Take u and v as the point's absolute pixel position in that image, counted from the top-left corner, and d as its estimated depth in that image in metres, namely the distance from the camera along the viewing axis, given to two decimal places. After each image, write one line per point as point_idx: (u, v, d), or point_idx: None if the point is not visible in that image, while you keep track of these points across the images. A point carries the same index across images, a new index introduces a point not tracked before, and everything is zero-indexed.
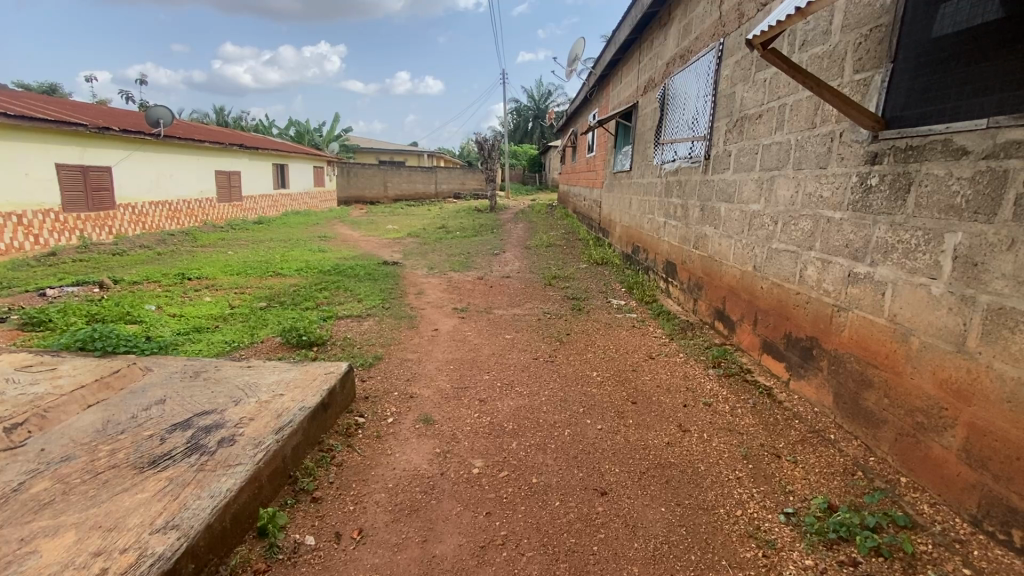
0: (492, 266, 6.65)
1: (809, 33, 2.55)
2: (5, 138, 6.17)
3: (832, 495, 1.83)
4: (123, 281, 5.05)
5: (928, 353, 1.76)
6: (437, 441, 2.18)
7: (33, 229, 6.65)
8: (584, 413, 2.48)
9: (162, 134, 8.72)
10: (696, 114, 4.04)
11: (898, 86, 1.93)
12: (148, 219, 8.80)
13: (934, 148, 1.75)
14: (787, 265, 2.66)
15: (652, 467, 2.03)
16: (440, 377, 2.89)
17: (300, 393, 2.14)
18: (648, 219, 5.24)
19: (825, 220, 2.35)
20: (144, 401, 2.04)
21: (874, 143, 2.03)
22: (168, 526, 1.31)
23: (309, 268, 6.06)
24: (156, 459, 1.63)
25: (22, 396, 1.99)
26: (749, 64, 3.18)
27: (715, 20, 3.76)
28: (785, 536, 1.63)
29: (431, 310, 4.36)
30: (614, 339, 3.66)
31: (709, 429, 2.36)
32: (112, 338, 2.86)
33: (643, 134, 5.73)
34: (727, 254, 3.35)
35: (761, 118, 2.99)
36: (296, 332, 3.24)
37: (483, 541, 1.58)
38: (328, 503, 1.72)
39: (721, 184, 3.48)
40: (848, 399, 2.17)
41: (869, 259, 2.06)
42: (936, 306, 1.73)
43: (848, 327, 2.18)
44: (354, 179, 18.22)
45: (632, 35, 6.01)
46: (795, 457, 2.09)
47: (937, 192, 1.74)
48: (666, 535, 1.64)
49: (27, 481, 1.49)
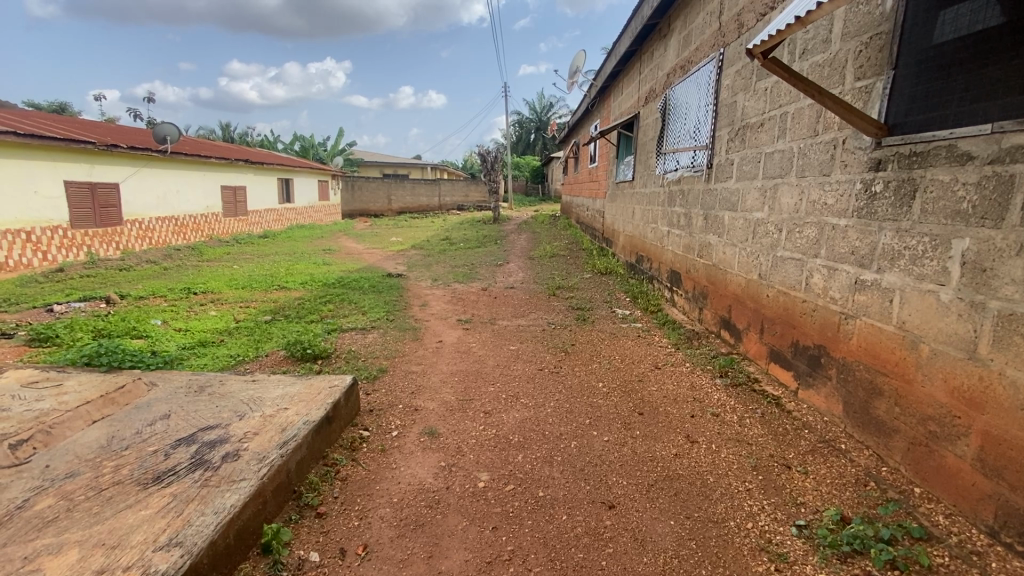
0: (496, 277, 6.65)
1: (809, 42, 2.56)
2: (13, 157, 6.24)
3: (845, 506, 1.80)
4: (129, 297, 5.07)
5: (938, 361, 1.75)
6: (442, 455, 2.16)
7: (41, 246, 6.73)
8: (590, 425, 2.45)
9: (167, 150, 8.82)
10: (698, 124, 4.06)
11: (900, 93, 1.93)
12: (155, 235, 8.88)
13: (939, 154, 1.74)
14: (792, 273, 2.65)
15: (660, 480, 2.00)
16: (445, 389, 2.87)
17: (304, 408, 2.13)
18: (652, 228, 5.24)
19: (830, 227, 2.34)
20: (148, 417, 2.03)
21: (877, 149, 2.02)
22: (172, 544, 1.29)
23: (313, 281, 6.08)
24: (160, 476, 1.61)
25: (28, 413, 1.99)
26: (750, 74, 3.19)
27: (715, 30, 3.80)
28: (798, 549, 1.60)
29: (435, 322, 4.37)
30: (620, 349, 3.64)
31: (717, 440, 2.33)
32: (117, 353, 2.88)
33: (645, 143, 5.76)
34: (732, 263, 3.34)
35: (763, 126, 3.00)
36: (300, 345, 3.25)
37: (489, 556, 1.55)
38: (333, 519, 1.70)
39: (724, 192, 3.48)
40: (858, 408, 2.15)
41: (876, 266, 2.05)
42: (945, 312, 1.72)
43: (857, 335, 2.16)
44: (358, 192, 18.39)
45: (633, 47, 6.08)
46: (806, 468, 2.06)
47: (943, 198, 1.73)
48: (676, 549, 1.61)
49: (31, 498, 1.48)
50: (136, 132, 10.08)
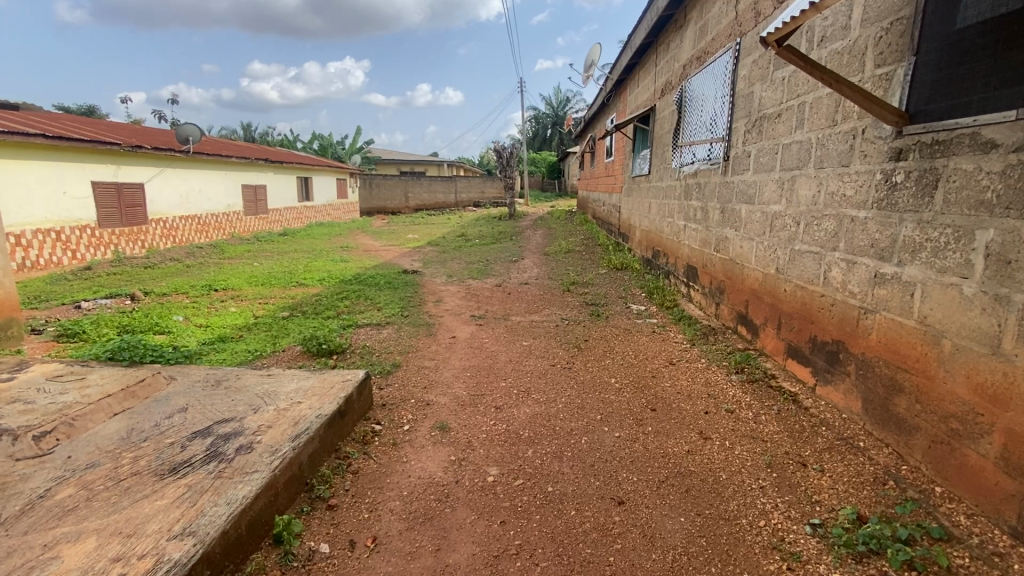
0: (510, 273, 6.66)
1: (828, 29, 2.49)
2: (42, 158, 6.46)
3: (861, 505, 1.76)
4: (152, 293, 5.23)
5: (960, 356, 1.69)
6: (453, 449, 2.17)
7: (70, 245, 6.96)
8: (601, 421, 2.44)
9: (189, 150, 9.02)
10: (714, 116, 3.99)
11: (921, 80, 1.87)
12: (178, 234, 9.10)
13: (961, 142, 1.69)
14: (811, 266, 2.59)
15: (672, 476, 1.98)
16: (457, 384, 2.89)
17: (317, 401, 2.16)
18: (668, 222, 5.17)
19: (849, 220, 2.28)
20: (167, 410, 2.08)
21: (898, 139, 1.96)
22: (185, 533, 1.33)
23: (330, 277, 6.17)
24: (176, 467, 1.66)
25: (52, 406, 2.05)
26: (767, 63, 3.12)
27: (732, 20, 3.72)
28: (811, 548, 1.57)
29: (449, 318, 4.39)
30: (633, 345, 3.60)
31: (731, 436, 2.29)
32: (139, 348, 2.97)
33: (660, 137, 5.67)
34: (750, 257, 3.27)
35: (780, 117, 2.93)
36: (316, 340, 3.30)
37: (497, 550, 1.56)
38: (343, 511, 1.73)
39: (741, 185, 3.42)
40: (877, 405, 2.09)
41: (897, 259, 1.99)
42: (968, 306, 1.66)
43: (876, 329, 2.10)
44: (376, 190, 18.60)
45: (649, 38, 6.00)
46: (822, 466, 2.02)
47: (965, 187, 1.67)
48: (686, 546, 1.59)
49: (53, 488, 1.53)
50: (159, 133, 10.34)
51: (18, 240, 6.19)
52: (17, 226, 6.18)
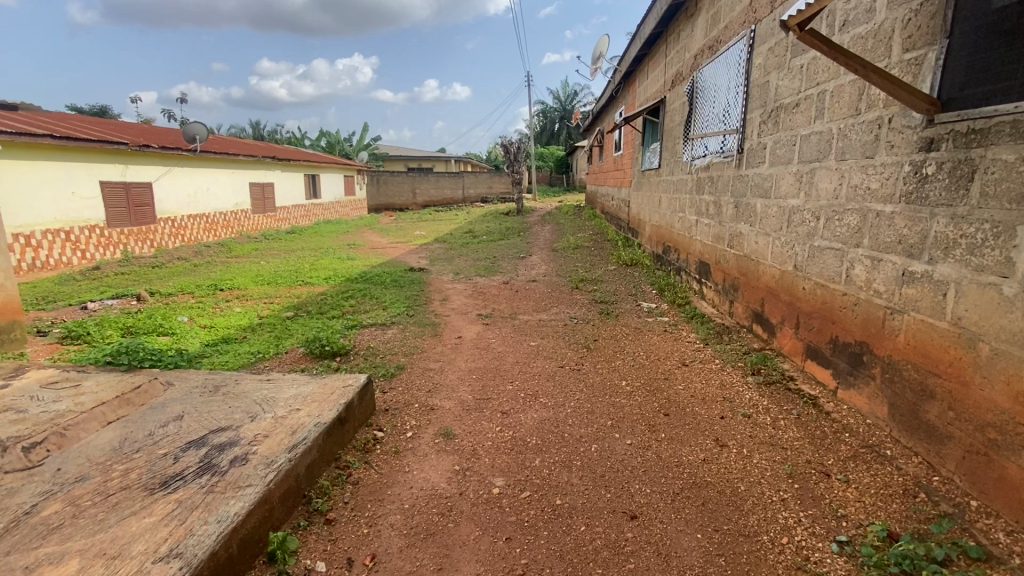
0: (518, 270, 6.56)
1: (851, 12, 2.35)
2: (51, 159, 6.49)
3: (891, 521, 1.65)
4: (158, 293, 5.20)
5: (1000, 362, 1.57)
6: (457, 458, 2.09)
7: (80, 245, 6.98)
8: (612, 427, 2.34)
9: (197, 150, 9.01)
10: (727, 107, 3.85)
11: (956, 63, 1.74)
12: (187, 232, 9.12)
13: (1001, 130, 1.56)
14: (832, 264, 2.46)
15: (686, 488, 1.88)
16: (462, 387, 2.81)
17: (317, 408, 2.09)
18: (679, 217, 5.04)
19: (874, 215, 2.16)
20: (162, 418, 2.02)
21: (929, 127, 1.83)
22: (171, 555, 1.25)
23: (336, 276, 6.12)
24: (167, 480, 1.59)
25: (44, 415, 2.00)
26: (785, 50, 2.97)
27: (746, 7, 3.56)
28: (838, 568, 1.46)
29: (455, 317, 4.31)
30: (645, 345, 3.49)
31: (749, 444, 2.18)
32: (139, 351, 2.92)
33: (671, 129, 5.52)
34: (766, 254, 3.15)
35: (798, 107, 2.79)
36: (319, 342, 3.23)
37: (501, 571, 1.47)
38: (341, 526, 1.65)
39: (756, 178, 3.29)
40: (905, 411, 1.97)
41: (927, 256, 1.86)
42: (1009, 308, 1.54)
43: (904, 331, 1.98)
44: (384, 187, 18.61)
45: (659, 28, 5.84)
46: (847, 476, 1.91)
47: (1006, 179, 1.54)
48: (703, 566, 1.49)
49: (38, 503, 1.47)
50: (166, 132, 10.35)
51: (27, 240, 6.20)
52: (26, 226, 6.20)
